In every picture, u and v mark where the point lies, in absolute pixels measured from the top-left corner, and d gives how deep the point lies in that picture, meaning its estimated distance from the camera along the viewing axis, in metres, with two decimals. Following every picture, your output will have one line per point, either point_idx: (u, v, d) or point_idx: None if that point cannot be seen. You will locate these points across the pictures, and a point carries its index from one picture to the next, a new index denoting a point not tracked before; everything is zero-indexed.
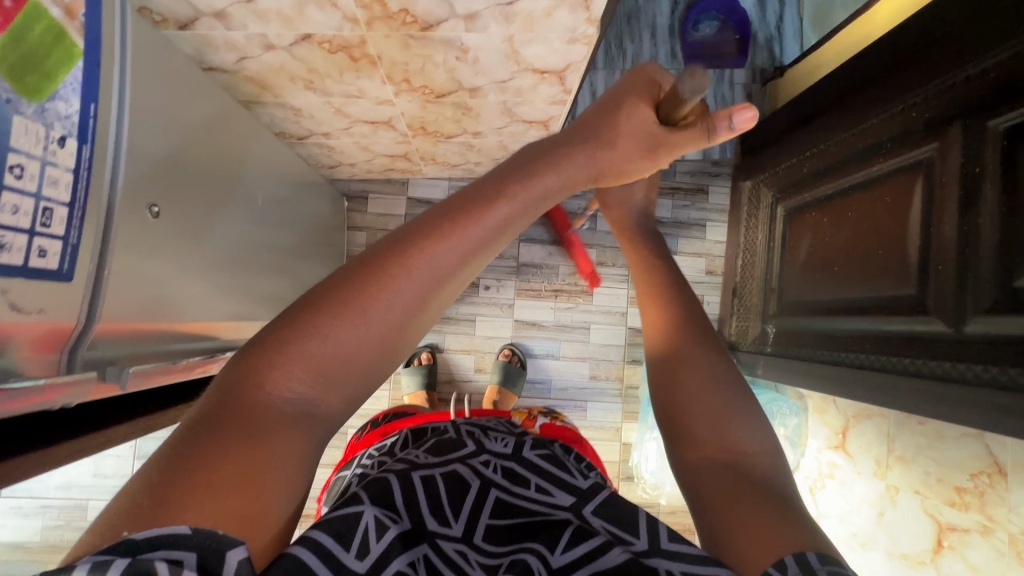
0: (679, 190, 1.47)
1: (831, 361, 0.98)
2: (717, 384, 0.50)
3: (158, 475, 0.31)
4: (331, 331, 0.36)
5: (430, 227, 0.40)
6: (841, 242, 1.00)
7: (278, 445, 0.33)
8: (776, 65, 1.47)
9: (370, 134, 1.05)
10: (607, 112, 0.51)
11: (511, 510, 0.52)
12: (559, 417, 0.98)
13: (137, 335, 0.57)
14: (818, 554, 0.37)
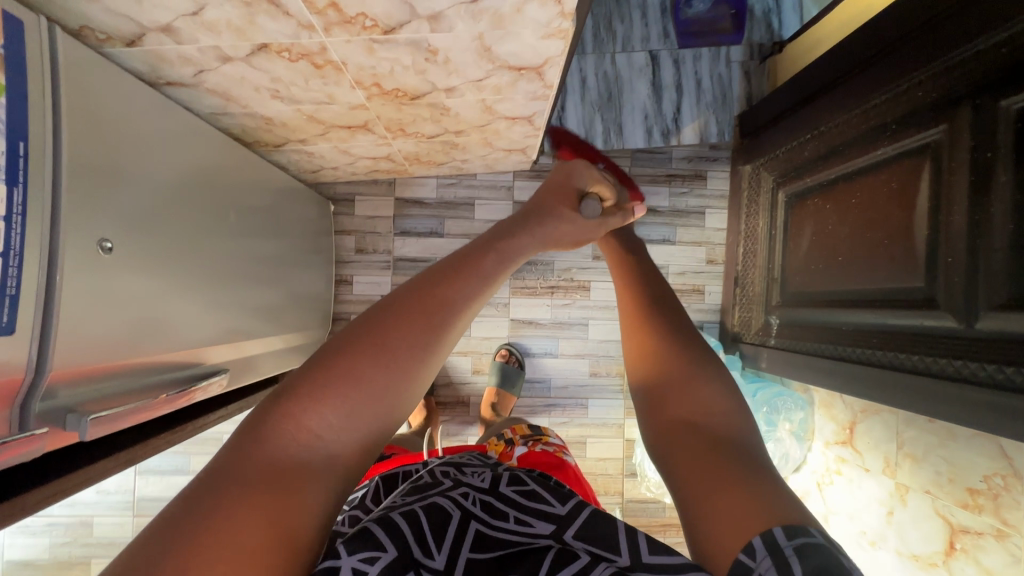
0: (678, 176, 1.42)
1: (837, 355, 0.95)
2: (682, 349, 0.51)
3: (177, 535, 0.29)
4: (355, 374, 0.37)
5: (438, 274, 0.43)
6: (846, 232, 0.95)
7: (304, 495, 0.33)
8: (775, 40, 1.40)
9: (349, 138, 1.01)
10: (556, 191, 0.58)
11: (491, 543, 0.48)
12: (544, 438, 0.93)
13: (100, 378, 0.55)
14: (784, 529, 0.37)
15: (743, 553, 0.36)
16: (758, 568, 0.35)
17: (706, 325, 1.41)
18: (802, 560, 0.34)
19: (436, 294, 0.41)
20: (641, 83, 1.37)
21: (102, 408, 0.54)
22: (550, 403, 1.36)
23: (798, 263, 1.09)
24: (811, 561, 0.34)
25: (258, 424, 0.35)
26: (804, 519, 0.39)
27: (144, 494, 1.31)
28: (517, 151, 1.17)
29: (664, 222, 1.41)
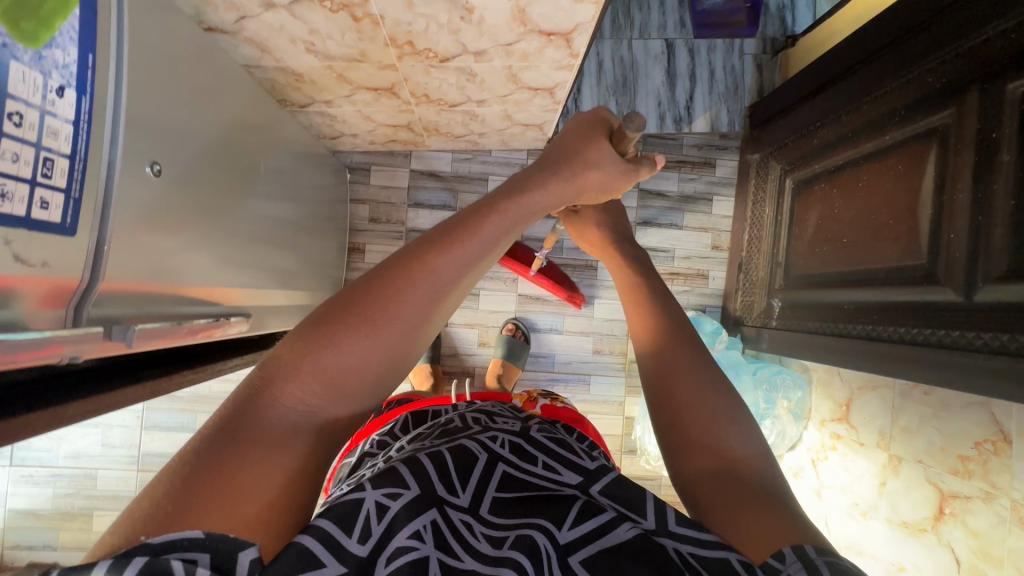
0: (687, 163, 1.45)
1: (839, 333, 0.98)
2: (708, 391, 0.50)
3: (174, 483, 0.32)
4: (340, 345, 0.39)
5: (424, 248, 0.43)
6: (851, 214, 0.99)
7: (287, 452, 0.36)
8: (788, 34, 1.43)
9: (373, 103, 1.04)
10: (569, 155, 0.54)
11: (517, 486, 0.50)
12: (558, 398, 1.00)
13: (139, 295, 0.57)
14: (815, 546, 0.38)
15: (771, 557, 0.38)
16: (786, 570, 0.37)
17: (707, 309, 1.44)
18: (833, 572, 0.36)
19: (425, 267, 0.42)
20: (656, 70, 1.41)
21: (142, 323, 0.56)
22: (552, 378, 1.39)
23: (803, 247, 1.13)
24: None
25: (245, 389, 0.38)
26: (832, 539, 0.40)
27: (148, 450, 1.32)
28: (534, 127, 1.20)
29: (672, 207, 1.44)
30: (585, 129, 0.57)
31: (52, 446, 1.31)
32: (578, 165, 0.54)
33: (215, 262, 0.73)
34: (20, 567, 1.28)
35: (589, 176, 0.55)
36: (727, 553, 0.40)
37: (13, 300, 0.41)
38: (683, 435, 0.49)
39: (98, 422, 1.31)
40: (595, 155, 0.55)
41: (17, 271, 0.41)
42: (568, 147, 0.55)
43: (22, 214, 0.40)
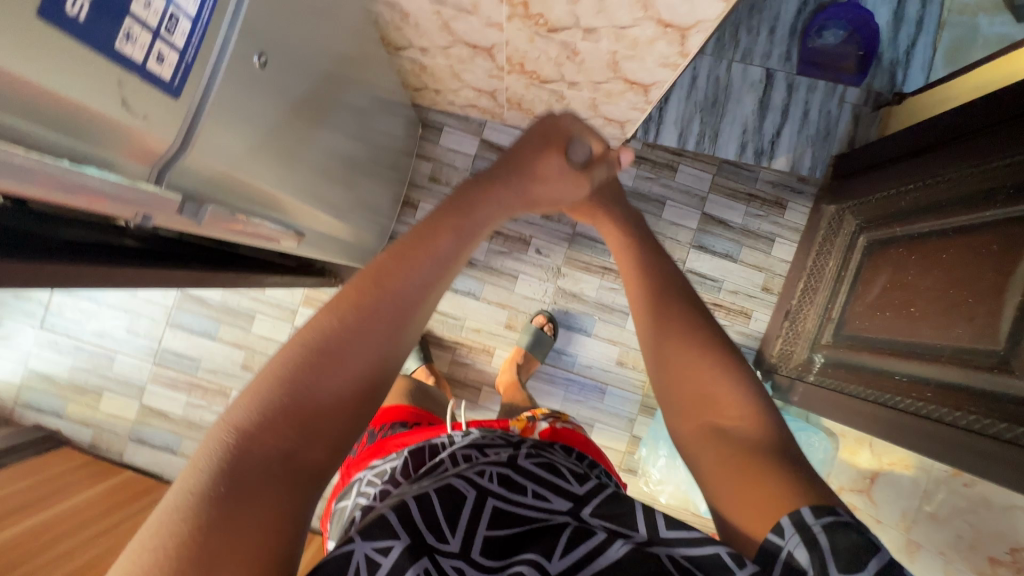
0: (758, 198, 1.40)
1: (883, 402, 0.93)
2: (700, 348, 0.53)
3: (158, 552, 0.31)
4: (307, 383, 0.40)
5: (378, 282, 0.45)
6: (928, 284, 0.93)
7: (272, 495, 0.36)
8: (895, 91, 1.36)
9: (467, 60, 1.03)
10: (527, 162, 0.64)
11: (509, 521, 0.46)
12: (562, 419, 1.00)
13: (219, 180, 0.57)
14: (812, 509, 0.40)
15: (771, 532, 0.40)
16: (787, 545, 0.39)
17: (743, 348, 1.39)
18: (830, 535, 0.38)
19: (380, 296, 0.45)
20: (749, 97, 1.36)
21: (213, 203, 0.58)
22: (568, 379, 1.37)
23: (863, 307, 1.08)
24: (836, 538, 0.38)
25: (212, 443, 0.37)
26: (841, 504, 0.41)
27: (168, 347, 1.35)
28: (615, 123, 1.18)
29: (731, 238, 1.39)
30: (546, 134, 0.67)
31: (81, 319, 1.34)
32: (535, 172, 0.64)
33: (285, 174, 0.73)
34: (26, 426, 1.32)
35: (544, 184, 0.65)
36: (717, 548, 0.41)
37: (104, 140, 0.42)
38: (688, 395, 0.52)
39: (127, 307, 1.34)
40: (545, 170, 0.65)
41: (122, 117, 0.41)
42: (518, 162, 0.64)
43: (138, 62, 0.40)
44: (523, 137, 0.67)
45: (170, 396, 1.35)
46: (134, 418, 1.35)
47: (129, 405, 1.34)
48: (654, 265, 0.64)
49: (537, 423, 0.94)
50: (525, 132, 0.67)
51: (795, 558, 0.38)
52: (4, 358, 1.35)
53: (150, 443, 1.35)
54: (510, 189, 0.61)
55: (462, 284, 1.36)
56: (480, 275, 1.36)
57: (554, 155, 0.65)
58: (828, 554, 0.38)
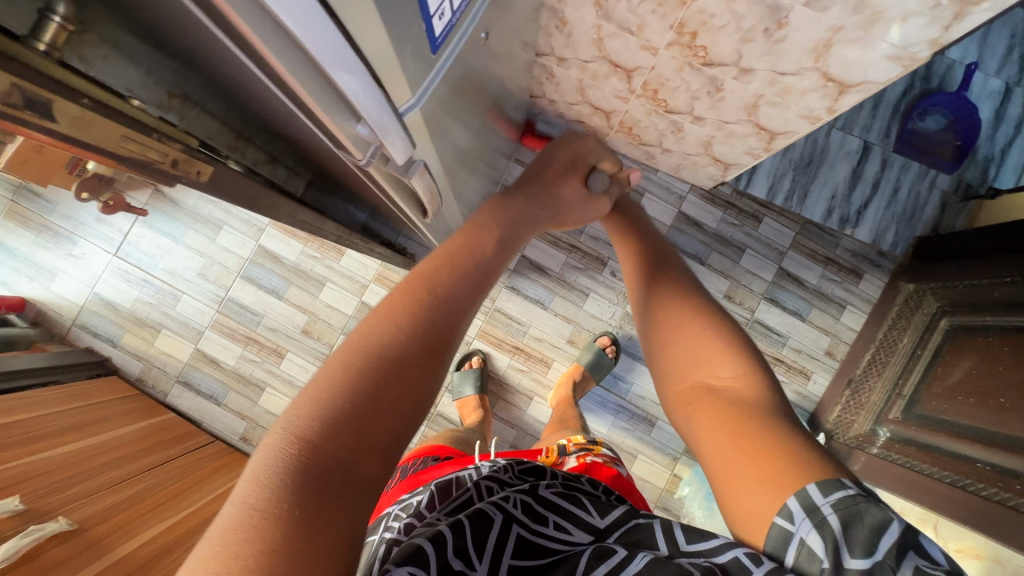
0: (836, 263, 1.42)
1: (963, 488, 0.92)
2: (698, 330, 0.56)
3: (232, 551, 0.30)
4: (369, 384, 0.40)
5: (430, 289, 0.48)
6: (1015, 375, 0.93)
7: (340, 508, 0.35)
8: (987, 185, 1.38)
9: (601, 77, 1.05)
10: (558, 175, 0.72)
11: (534, 552, 0.47)
12: (597, 449, 0.96)
13: (429, 143, 0.57)
14: (819, 487, 0.39)
15: (779, 516, 0.40)
16: (797, 531, 0.39)
17: (797, 408, 1.39)
18: (835, 513, 0.38)
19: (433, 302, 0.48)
20: (844, 164, 1.38)
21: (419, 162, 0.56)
22: (619, 406, 1.36)
23: (941, 389, 1.08)
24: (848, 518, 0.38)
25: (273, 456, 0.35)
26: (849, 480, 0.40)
27: (234, 297, 1.35)
28: (721, 163, 1.20)
29: (803, 297, 1.40)
30: (573, 157, 0.74)
31: (156, 254, 1.36)
32: (557, 200, 0.70)
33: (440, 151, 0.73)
34: (79, 348, 1.32)
35: (573, 205, 0.72)
36: (736, 550, 0.41)
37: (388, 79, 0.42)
38: (687, 370, 0.54)
39: (203, 252, 1.36)
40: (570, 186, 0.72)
41: (398, 55, 0.39)
42: (548, 178, 0.71)
43: (429, 11, 0.41)
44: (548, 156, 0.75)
45: (227, 347, 1.34)
46: (185, 360, 1.34)
47: (183, 346, 1.34)
48: (665, 262, 0.69)
49: (569, 458, 0.92)
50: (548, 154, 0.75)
51: (805, 544, 0.38)
52: (71, 277, 1.35)
53: (196, 389, 1.34)
54: (542, 211, 0.68)
55: (533, 292, 1.36)
56: (552, 286, 1.36)
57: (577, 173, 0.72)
58: (839, 539, 0.38)
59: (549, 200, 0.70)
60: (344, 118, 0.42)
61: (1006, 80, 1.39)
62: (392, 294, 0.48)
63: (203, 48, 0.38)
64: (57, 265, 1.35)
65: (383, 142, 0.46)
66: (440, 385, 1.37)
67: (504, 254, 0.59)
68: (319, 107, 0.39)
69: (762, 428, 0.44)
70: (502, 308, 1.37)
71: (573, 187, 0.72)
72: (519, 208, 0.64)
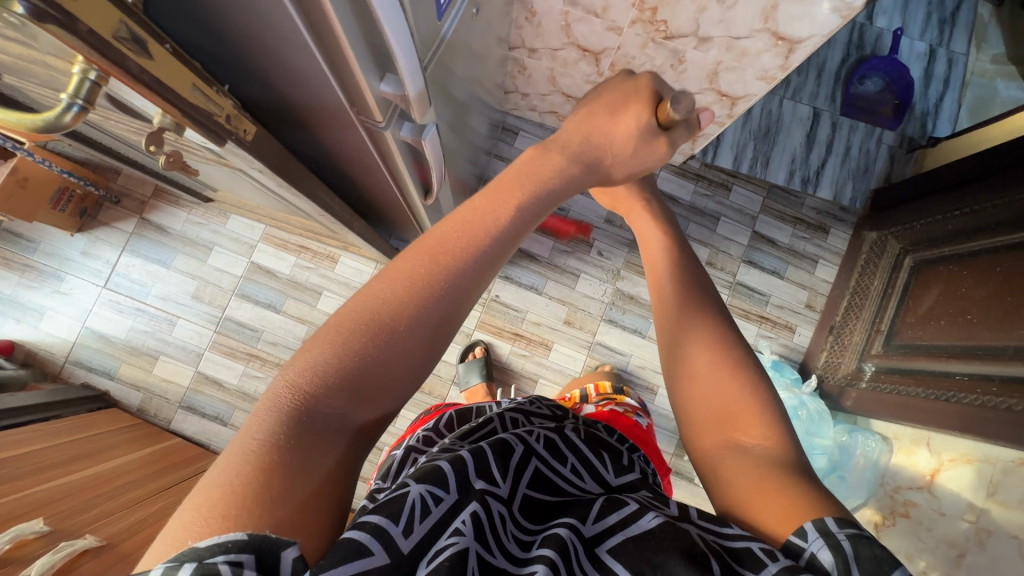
0: (804, 221, 1.51)
1: (949, 400, 1.00)
2: (734, 375, 0.56)
3: (233, 481, 0.32)
4: (371, 344, 0.41)
5: (436, 249, 0.46)
6: (980, 294, 1.02)
7: (334, 451, 0.38)
8: (926, 137, 1.51)
9: (570, 64, 1.13)
10: (607, 119, 0.63)
11: (548, 487, 0.50)
12: (618, 401, 0.99)
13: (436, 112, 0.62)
14: (835, 520, 0.41)
15: (795, 536, 0.41)
16: (809, 547, 0.40)
17: (787, 361, 1.46)
18: (853, 542, 0.39)
19: (442, 269, 0.45)
20: (798, 131, 1.50)
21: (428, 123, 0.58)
22: (623, 379, 1.40)
23: (915, 318, 1.17)
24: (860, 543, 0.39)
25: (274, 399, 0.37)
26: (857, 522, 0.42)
27: (231, 316, 1.36)
28: (689, 137, 1.28)
29: (778, 256, 1.49)
30: (636, 91, 0.63)
31: (148, 282, 1.36)
32: (600, 152, 0.63)
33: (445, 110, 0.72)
34: (75, 384, 1.29)
35: (617, 154, 0.63)
36: (751, 542, 0.41)
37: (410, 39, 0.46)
38: (714, 410, 0.55)
39: (196, 274, 1.36)
40: (620, 133, 0.62)
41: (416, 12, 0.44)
42: (594, 127, 0.63)
43: None
44: (607, 91, 0.65)
45: (228, 366, 1.34)
46: (187, 384, 1.33)
47: (183, 371, 1.33)
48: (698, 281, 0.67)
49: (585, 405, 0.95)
50: (608, 89, 0.65)
51: (817, 558, 0.39)
52: (61, 314, 1.33)
53: (200, 412, 1.33)
54: (585, 170, 0.61)
55: (526, 278, 1.41)
56: (545, 271, 1.41)
57: (632, 117, 0.62)
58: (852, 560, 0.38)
59: (590, 151, 0.62)
60: (372, 76, 0.46)
61: (929, 42, 1.54)
62: (402, 253, 0.47)
63: (244, 20, 0.42)
64: (45, 303, 1.33)
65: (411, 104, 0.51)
66: (446, 380, 1.40)
67: (531, 212, 0.53)
68: (357, 64, 0.43)
69: (789, 480, 0.46)
70: (498, 297, 1.41)
71: (628, 126, 0.62)
72: (553, 167, 0.57)
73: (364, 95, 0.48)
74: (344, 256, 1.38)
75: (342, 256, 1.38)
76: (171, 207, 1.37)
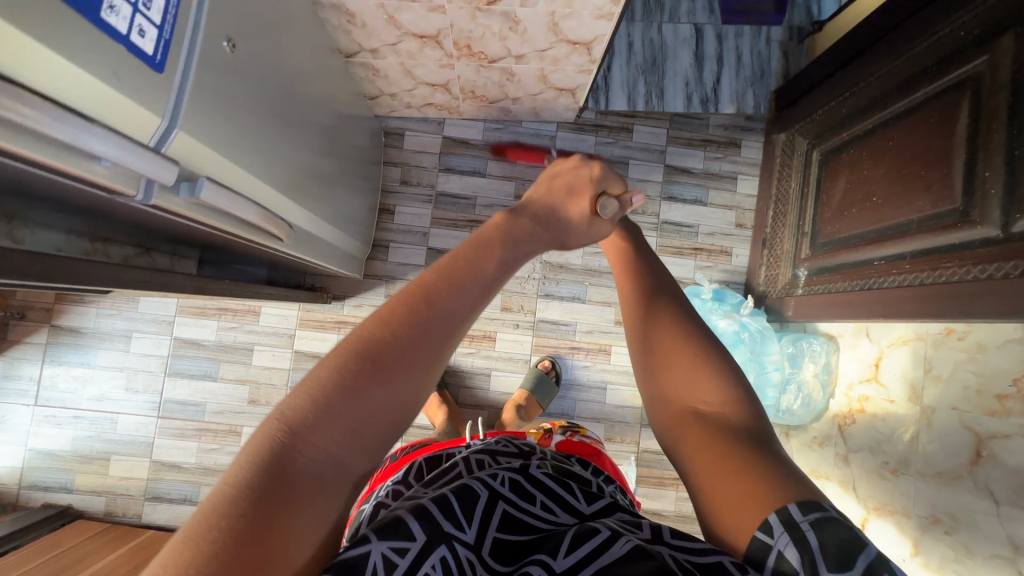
0: (713, 142, 1.48)
1: (870, 287, 0.99)
2: (687, 344, 0.54)
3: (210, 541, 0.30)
4: (365, 393, 0.39)
5: (431, 295, 0.44)
6: (880, 172, 1.00)
7: (320, 505, 0.36)
8: (814, 22, 1.45)
9: (417, 54, 1.08)
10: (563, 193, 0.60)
11: (518, 527, 0.49)
12: (580, 432, 1.04)
13: (215, 160, 0.59)
14: (798, 505, 0.40)
15: (759, 531, 0.40)
16: (776, 543, 0.39)
17: (731, 286, 1.44)
18: (818, 532, 0.38)
19: (438, 308, 0.43)
20: (684, 52, 1.43)
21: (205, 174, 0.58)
22: (573, 348, 1.39)
23: (830, 212, 1.14)
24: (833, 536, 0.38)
25: (252, 453, 0.35)
26: (810, 495, 0.41)
27: (170, 397, 1.33)
28: (567, 91, 1.24)
29: (697, 184, 1.46)
30: (579, 179, 0.61)
31: (77, 388, 1.32)
32: (560, 228, 0.60)
33: (261, 154, 0.72)
34: (34, 508, 1.27)
35: (575, 233, 0.61)
36: (720, 557, 0.40)
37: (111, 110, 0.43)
38: (668, 387, 0.53)
39: (123, 366, 1.33)
40: (572, 218, 0.60)
41: (104, 83, 0.41)
42: (553, 202, 0.60)
43: (122, 32, 0.43)
44: (560, 166, 0.62)
45: (180, 447, 1.32)
46: (146, 476, 1.31)
47: (139, 464, 1.31)
48: (647, 263, 0.65)
49: (554, 436, 0.97)
50: (562, 164, 0.62)
51: (784, 557, 0.38)
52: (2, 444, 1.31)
53: (167, 498, 1.31)
54: (550, 238, 0.59)
55: None
56: None
57: (581, 204, 0.60)
58: (816, 551, 0.38)
59: (550, 222, 0.59)
60: (81, 160, 0.44)
61: None
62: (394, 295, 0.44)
63: None
64: None
65: (149, 175, 0.49)
66: None
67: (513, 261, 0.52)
68: (41, 156, 0.41)
69: (752, 456, 0.44)
70: None
71: (579, 211, 0.60)
72: (527, 224, 0.56)
73: (88, 178, 0.46)
74: (264, 307, 1.35)
75: (263, 307, 1.35)
76: (76, 306, 1.33)
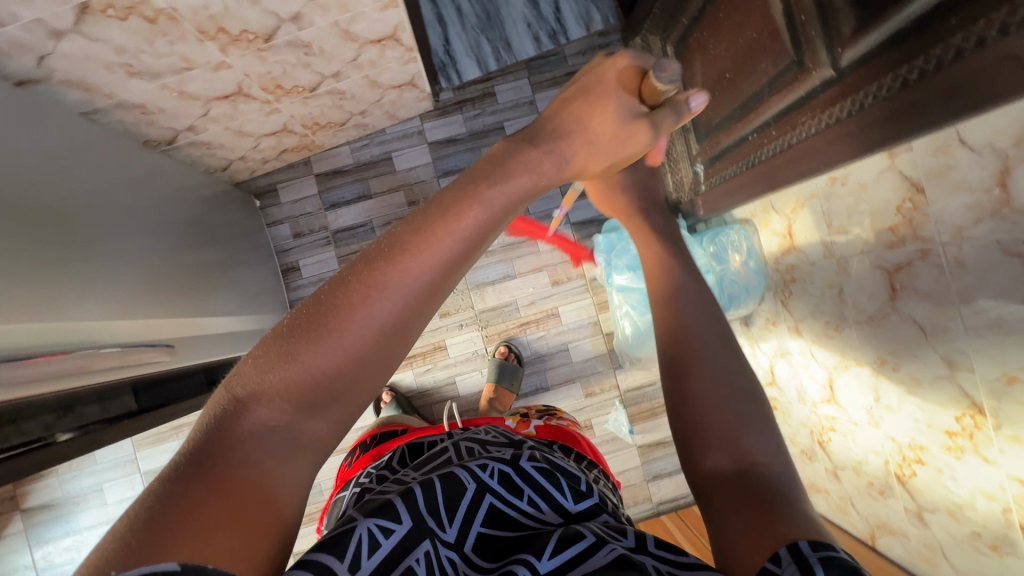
0: (577, 72, 1.43)
1: (753, 162, 0.98)
2: (732, 397, 0.53)
3: (163, 498, 0.33)
4: (312, 355, 0.39)
5: (391, 252, 0.42)
6: (723, 47, 0.96)
7: (279, 467, 0.37)
8: None
9: (235, 113, 1.03)
10: (585, 96, 0.60)
11: (504, 524, 0.51)
12: (556, 414, 0.97)
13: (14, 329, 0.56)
14: (811, 544, 0.38)
15: (769, 562, 0.39)
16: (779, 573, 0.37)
17: None
18: (826, 566, 0.35)
19: (388, 275, 0.42)
20: None
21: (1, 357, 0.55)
22: (523, 325, 1.38)
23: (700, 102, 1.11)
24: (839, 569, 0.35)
25: (212, 415, 0.38)
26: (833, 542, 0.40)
27: None
28: (405, 83, 1.19)
29: None
30: (613, 82, 0.60)
31: (73, 556, 1.31)
32: (579, 133, 0.58)
33: (84, 289, 0.69)
34: None
35: (597, 138, 0.60)
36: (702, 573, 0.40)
37: None
38: (708, 431, 0.52)
39: (108, 519, 1.32)
40: (596, 122, 0.59)
41: None
42: (570, 109, 0.60)
43: None
44: (588, 77, 0.62)
45: None
46: None
47: None
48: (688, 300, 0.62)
49: (532, 420, 0.91)
50: (588, 74, 0.62)
51: None
52: None
53: None
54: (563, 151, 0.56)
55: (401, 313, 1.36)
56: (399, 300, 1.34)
57: (608, 106, 0.59)
58: None
59: (563, 135, 0.57)
60: None
61: None
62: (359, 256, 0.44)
63: None
64: None
65: None
66: None
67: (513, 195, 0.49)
68: None
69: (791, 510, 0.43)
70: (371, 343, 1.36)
71: (605, 116, 0.59)
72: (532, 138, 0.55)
73: None
74: None
75: None
76: (35, 484, 1.30)
